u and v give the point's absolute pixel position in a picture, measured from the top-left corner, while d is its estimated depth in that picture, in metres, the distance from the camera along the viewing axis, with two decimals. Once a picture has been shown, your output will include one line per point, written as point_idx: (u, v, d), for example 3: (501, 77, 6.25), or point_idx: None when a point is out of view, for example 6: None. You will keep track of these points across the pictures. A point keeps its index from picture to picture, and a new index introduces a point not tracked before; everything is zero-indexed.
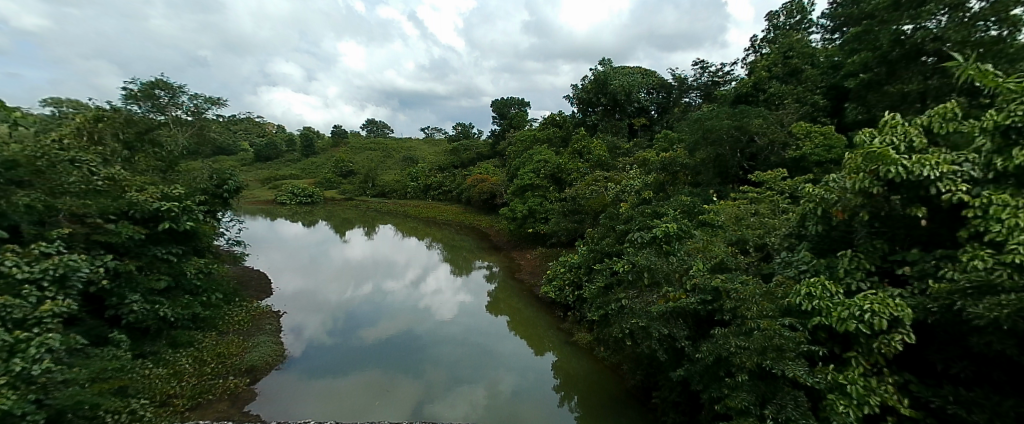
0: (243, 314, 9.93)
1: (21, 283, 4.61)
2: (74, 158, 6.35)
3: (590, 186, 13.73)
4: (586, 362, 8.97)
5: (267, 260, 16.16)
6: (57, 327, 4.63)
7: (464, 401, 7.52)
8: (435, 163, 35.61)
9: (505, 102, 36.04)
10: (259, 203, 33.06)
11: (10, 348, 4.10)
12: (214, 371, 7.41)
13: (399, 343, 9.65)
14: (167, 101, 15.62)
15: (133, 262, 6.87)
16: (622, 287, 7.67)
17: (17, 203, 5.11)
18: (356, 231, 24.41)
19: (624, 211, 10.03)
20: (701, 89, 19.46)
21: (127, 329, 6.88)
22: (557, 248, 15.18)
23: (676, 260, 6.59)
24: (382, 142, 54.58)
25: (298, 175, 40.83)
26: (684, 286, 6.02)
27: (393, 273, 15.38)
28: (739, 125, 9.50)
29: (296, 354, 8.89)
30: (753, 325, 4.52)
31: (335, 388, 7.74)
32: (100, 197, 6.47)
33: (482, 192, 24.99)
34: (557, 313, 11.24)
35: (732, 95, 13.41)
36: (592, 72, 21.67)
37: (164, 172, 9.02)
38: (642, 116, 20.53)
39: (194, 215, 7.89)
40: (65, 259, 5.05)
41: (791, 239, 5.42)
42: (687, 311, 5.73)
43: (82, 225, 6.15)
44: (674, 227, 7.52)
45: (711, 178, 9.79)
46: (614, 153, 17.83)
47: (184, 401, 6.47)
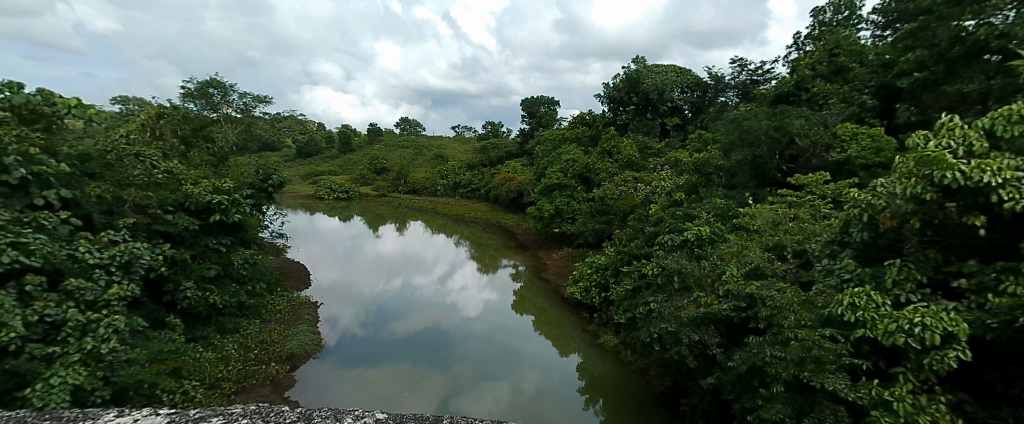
0: (284, 304, 10.37)
1: (93, 267, 4.93)
2: (138, 152, 6.83)
3: (620, 186, 13.52)
4: (611, 365, 8.88)
5: (305, 253, 16.82)
6: (123, 310, 4.93)
7: (489, 398, 7.59)
8: (465, 161, 35.91)
9: (535, 101, 36.20)
10: (300, 197, 34.45)
11: (82, 327, 4.40)
12: (258, 358, 7.75)
13: (427, 336, 9.84)
14: (220, 99, 16.49)
15: (187, 251, 7.30)
16: (651, 290, 7.56)
17: (91, 194, 5.55)
18: (388, 226, 24.91)
19: (654, 213, 9.87)
20: (738, 88, 18.82)
21: (182, 314, 7.29)
22: (584, 249, 15.09)
23: (708, 264, 6.44)
24: (414, 140, 55.50)
25: (335, 171, 42.16)
26: (717, 292, 5.96)
27: (421, 269, 15.64)
28: (779, 125, 9.09)
29: (331, 343, 9.22)
30: (791, 335, 4.42)
31: (368, 378, 7.99)
32: (161, 190, 6.89)
33: (510, 191, 25.06)
34: (582, 314, 11.18)
35: (772, 93, 13.00)
36: (624, 71, 21.29)
37: (215, 166, 9.53)
38: (675, 116, 20.08)
39: (241, 208, 8.31)
40: (129, 246, 5.37)
41: (834, 246, 5.22)
42: (719, 318, 5.63)
43: (144, 216, 6.57)
44: (706, 231, 7.37)
45: (747, 180, 9.55)
46: (645, 154, 17.46)
47: (231, 384, 6.80)
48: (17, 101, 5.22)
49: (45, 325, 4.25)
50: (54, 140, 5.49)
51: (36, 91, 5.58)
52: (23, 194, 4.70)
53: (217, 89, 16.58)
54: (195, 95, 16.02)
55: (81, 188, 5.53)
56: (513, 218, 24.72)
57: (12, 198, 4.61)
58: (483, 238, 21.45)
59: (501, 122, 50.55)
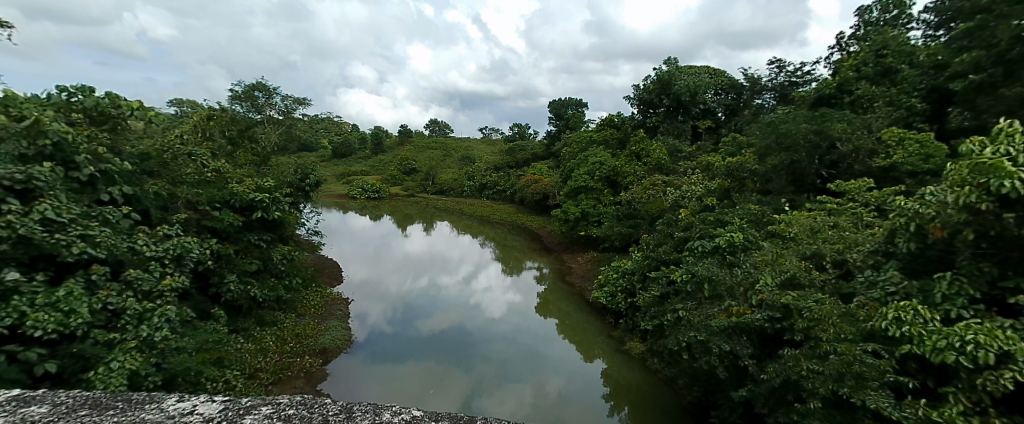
0: (318, 299, 10.73)
1: (148, 260, 5.26)
2: (191, 152, 7.27)
3: (648, 190, 13.28)
4: (637, 373, 8.76)
5: (337, 251, 17.32)
6: (173, 301, 5.20)
7: (512, 399, 7.63)
8: (492, 162, 36.16)
9: (563, 103, 36.18)
10: (334, 197, 35.59)
11: (140, 315, 4.63)
12: (294, 350, 8.05)
13: (452, 335, 9.98)
14: (264, 102, 17.27)
15: (231, 246, 7.66)
16: (680, 297, 7.45)
17: (149, 191, 5.94)
18: (415, 226, 25.35)
19: (684, 218, 9.66)
20: (777, 90, 17.72)
21: (226, 306, 7.66)
22: (610, 253, 14.95)
23: (741, 272, 6.27)
24: (442, 142, 56.31)
25: (367, 172, 43.27)
26: (749, 301, 5.82)
27: (447, 269, 15.85)
28: (818, 129, 8.65)
29: (361, 339, 9.49)
30: (829, 349, 4.29)
31: (395, 374, 8.18)
32: (210, 187, 7.27)
33: (535, 193, 25.04)
34: (608, 319, 11.06)
35: (812, 96, 12.54)
36: (655, 71, 20.88)
37: (259, 165, 9.99)
38: (708, 119, 19.61)
39: (281, 205, 8.63)
40: (181, 240, 5.69)
41: (878, 257, 4.99)
42: (752, 329, 5.50)
43: (195, 212, 6.97)
44: (740, 238, 7.15)
45: (784, 186, 9.17)
46: (674, 157, 16.93)
47: (268, 376, 7.09)
48: (88, 104, 5.64)
49: (108, 313, 4.46)
50: (119, 140, 5.91)
51: (104, 95, 5.97)
52: (91, 190, 5.05)
53: (262, 92, 17.37)
54: (242, 98, 16.84)
55: (140, 185, 5.90)
56: (539, 220, 24.71)
57: (82, 192, 4.94)
58: (508, 240, 21.55)
59: (527, 125, 50.72)
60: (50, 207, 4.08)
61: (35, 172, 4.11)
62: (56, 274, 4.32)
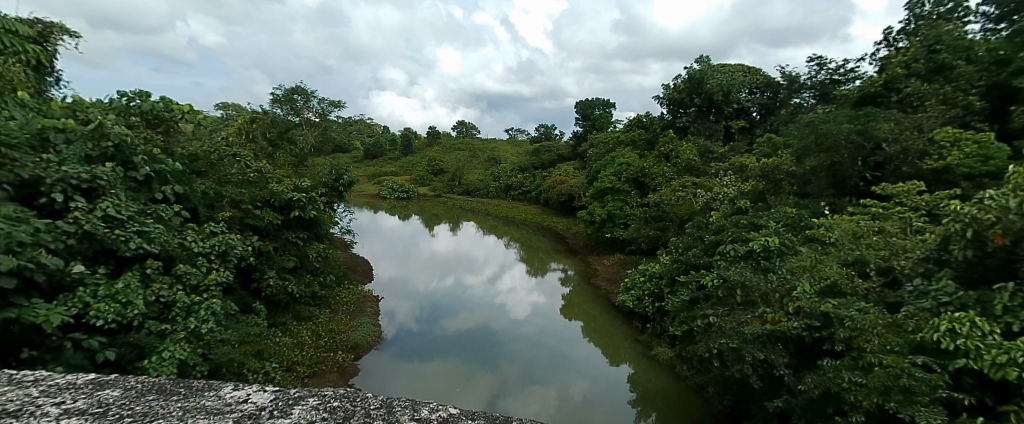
0: (350, 296, 11.00)
1: (196, 255, 5.53)
2: (235, 154, 7.66)
3: (677, 192, 12.95)
4: (664, 379, 8.56)
5: (368, 249, 17.74)
6: (217, 294, 5.44)
7: (536, 401, 7.61)
8: (518, 163, 36.23)
9: (590, 103, 35.91)
10: (365, 196, 36.63)
11: (188, 308, 4.88)
12: (327, 345, 8.29)
13: (477, 335, 10.04)
14: (302, 105, 18.00)
15: (271, 243, 7.98)
16: (710, 303, 7.26)
17: (198, 190, 6.26)
18: (442, 227, 25.66)
19: (715, 221, 9.37)
20: (815, 88, 15.74)
21: (265, 301, 7.97)
22: (637, 256, 14.70)
23: (776, 278, 6.05)
24: (469, 143, 56.85)
25: (397, 172, 44.25)
26: (786, 307, 5.61)
27: (473, 269, 15.97)
28: (862, 129, 7.94)
29: (389, 336, 9.68)
30: (874, 361, 4.07)
31: (422, 372, 8.30)
32: (252, 187, 7.62)
33: (561, 194, 24.84)
34: (634, 323, 10.87)
35: (857, 94, 11.94)
36: (687, 70, 20.53)
37: (297, 166, 10.38)
38: (741, 118, 18.65)
39: (317, 205, 8.87)
40: (226, 237, 5.96)
41: (928, 265, 4.67)
42: (788, 337, 5.31)
43: (238, 210, 7.32)
44: (775, 242, 6.77)
45: (823, 188, 8.54)
46: (705, 158, 16.13)
47: (304, 369, 7.31)
48: (145, 108, 6.00)
49: (160, 304, 4.70)
50: (172, 142, 6.28)
51: (159, 99, 6.33)
52: (147, 189, 5.37)
53: (301, 95, 18.12)
54: (282, 101, 17.57)
55: (190, 184, 6.22)
56: (564, 222, 24.56)
57: (139, 191, 5.24)
58: (532, 241, 21.52)
59: (554, 126, 50.56)
60: (111, 205, 4.35)
61: (99, 171, 4.39)
62: (115, 267, 4.60)
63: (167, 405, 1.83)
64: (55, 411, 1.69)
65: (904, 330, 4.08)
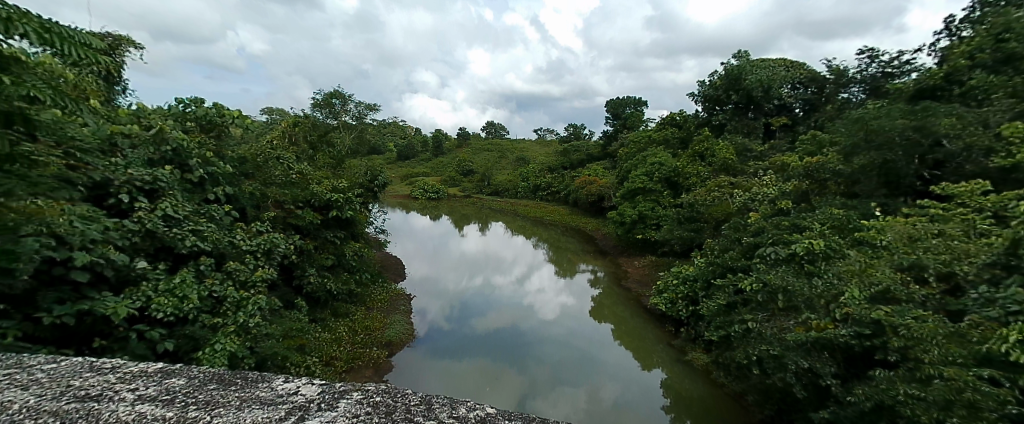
0: (385, 294, 11.27)
1: (244, 253, 5.82)
2: (279, 156, 8.02)
3: (713, 192, 12.53)
4: (699, 385, 8.31)
5: (400, 248, 18.13)
6: (263, 290, 5.70)
7: (566, 402, 7.55)
8: (546, 163, 36.11)
9: (621, 102, 35.45)
10: (398, 197, 37.50)
11: (238, 303, 5.13)
12: (363, 341, 8.52)
13: (507, 335, 10.08)
14: (340, 109, 18.72)
15: (311, 242, 8.29)
16: (748, 307, 7.00)
17: (245, 190, 6.59)
18: (471, 227, 25.86)
19: (754, 222, 9.00)
20: (867, 83, 14.42)
21: (306, 297, 8.27)
22: (670, 258, 14.34)
23: (821, 282, 5.76)
24: (499, 143, 57.15)
25: (428, 173, 45.03)
26: (832, 314, 5.35)
27: (502, 269, 16.04)
28: (920, 124, 7.18)
29: (421, 334, 9.86)
30: (934, 373, 3.79)
31: (453, 369, 8.41)
32: (294, 188, 7.96)
33: (590, 194, 24.53)
34: (667, 327, 10.60)
35: (913, 87, 11.17)
36: (724, 65, 19.85)
37: (335, 167, 10.74)
38: (783, 115, 17.69)
39: (354, 205, 9.12)
40: (270, 236, 6.25)
41: (997, 270, 4.30)
42: (835, 345, 5.06)
43: (282, 210, 7.65)
44: (820, 245, 6.42)
45: (874, 188, 7.83)
46: (742, 157, 15.34)
47: (342, 364, 7.54)
48: (200, 114, 6.36)
49: (212, 299, 4.96)
50: (223, 146, 6.65)
51: (212, 105, 6.70)
52: (201, 190, 5.68)
53: (339, 99, 18.80)
54: (322, 105, 18.30)
55: (239, 186, 6.56)
56: (593, 222, 24.27)
57: (194, 193, 5.56)
58: (560, 242, 21.39)
59: (584, 126, 50.15)
60: (170, 205, 4.65)
61: (158, 174, 4.68)
62: (173, 263, 4.88)
63: (211, 397, 1.57)
64: (91, 405, 1.43)
65: (967, 341, 3.79)
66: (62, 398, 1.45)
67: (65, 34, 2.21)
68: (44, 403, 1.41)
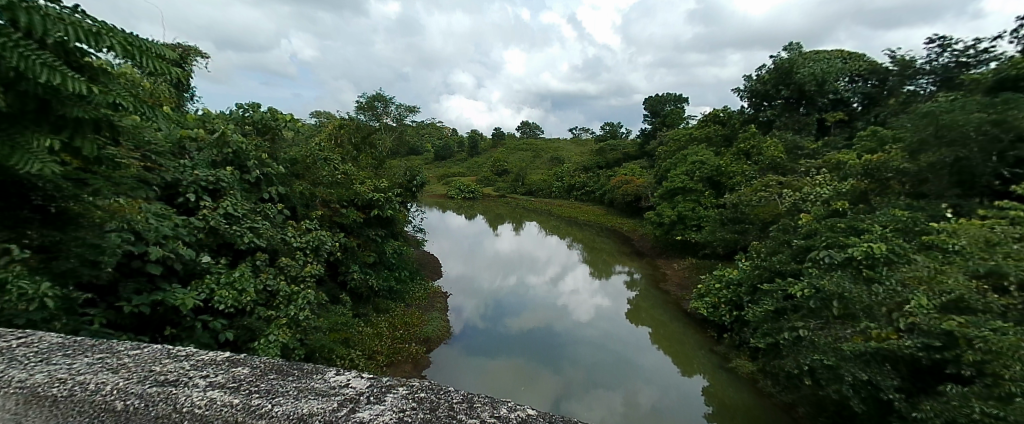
0: (423, 291, 11.51)
1: (295, 249, 6.12)
2: (326, 158, 8.39)
3: (760, 192, 11.95)
4: (745, 393, 7.94)
5: (437, 247, 18.45)
6: (312, 285, 5.97)
7: (602, 405, 7.44)
8: (581, 162, 35.71)
9: (660, 99, 34.57)
10: (435, 196, 38.20)
11: (289, 297, 5.40)
12: (403, 337, 8.73)
13: (542, 335, 10.05)
14: (382, 111, 19.41)
15: (355, 240, 8.59)
16: (799, 314, 6.64)
17: (295, 190, 6.94)
18: (506, 227, 25.93)
19: (805, 224, 8.49)
20: (937, 73, 13.03)
21: (351, 293, 8.59)
22: (712, 260, 13.82)
23: (882, 289, 5.38)
24: (535, 143, 57.07)
25: (463, 173, 45.64)
26: (895, 324, 4.97)
27: (536, 269, 16.02)
28: (998, 118, 6.44)
29: (457, 331, 10.01)
30: (1014, 390, 3.46)
31: (488, 368, 8.49)
32: (339, 188, 8.29)
33: (627, 194, 24.04)
34: (708, 332, 10.20)
35: (991, 78, 10.16)
36: (774, 59, 18.87)
37: (377, 168, 11.10)
38: (839, 110, 16.55)
39: (394, 205, 9.38)
40: (318, 234, 6.54)
41: None
42: (899, 356, 4.71)
43: (328, 209, 7.99)
44: (882, 249, 5.96)
45: (944, 188, 7.11)
46: (792, 156, 14.24)
47: (383, 358, 7.75)
48: (256, 118, 6.77)
49: (266, 292, 5.22)
50: (276, 148, 7.03)
51: (267, 110, 7.11)
52: (257, 190, 6.03)
53: (381, 102, 19.49)
54: (365, 108, 19.01)
55: (290, 185, 6.92)
56: (630, 223, 23.78)
57: (251, 192, 5.91)
58: (596, 242, 21.11)
59: (620, 125, 49.28)
60: (231, 204, 4.97)
61: (221, 175, 5.01)
62: (233, 258, 5.21)
63: (272, 385, 1.54)
64: (167, 390, 1.41)
65: None
66: (144, 383, 1.43)
67: (142, 46, 2.40)
68: (129, 387, 1.39)
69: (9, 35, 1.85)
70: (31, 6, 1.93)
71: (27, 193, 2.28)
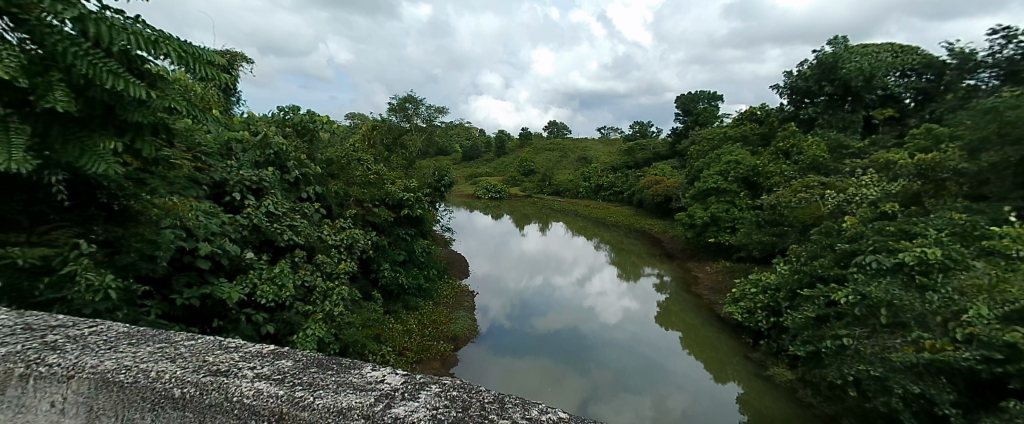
0: (450, 290, 11.64)
1: (330, 247, 6.30)
2: (359, 158, 8.61)
3: (799, 193, 11.45)
4: (782, 403, 7.62)
5: (465, 246, 18.61)
6: (345, 282, 6.13)
7: (630, 409, 7.32)
8: (609, 162, 35.22)
9: (693, 97, 33.72)
10: (463, 196, 38.49)
11: (325, 292, 5.55)
12: (432, 335, 8.85)
13: (569, 336, 9.98)
14: (413, 113, 19.77)
15: (386, 238, 8.77)
16: (843, 321, 6.31)
17: (331, 190, 7.15)
18: (533, 227, 25.82)
19: (850, 227, 8.07)
20: (1001, 67, 12.08)
21: (382, 290, 8.78)
22: (747, 263, 13.34)
23: (937, 297, 5.04)
24: (563, 143, 56.72)
25: (491, 173, 45.80)
26: (951, 334, 4.64)
27: (563, 270, 15.92)
28: None
29: (484, 330, 10.07)
30: None
31: (515, 368, 8.50)
32: (372, 188, 8.49)
33: (657, 195, 23.53)
34: (743, 338, 9.85)
35: None
36: (817, 53, 18.05)
37: (407, 168, 11.31)
38: (889, 107, 15.65)
39: (424, 204, 9.53)
40: (351, 232, 6.70)
41: None
42: (955, 369, 4.41)
43: (361, 208, 8.19)
44: (937, 254, 5.52)
45: (1008, 190, 6.56)
46: (836, 155, 13.47)
47: (412, 355, 7.87)
48: (295, 120, 7.03)
49: (304, 288, 5.40)
50: (313, 148, 7.28)
51: (306, 112, 7.37)
52: (296, 189, 6.26)
53: (412, 103, 19.84)
54: (397, 109, 19.42)
55: (326, 185, 7.14)
56: (659, 224, 23.27)
57: (290, 191, 6.14)
58: (624, 243, 20.78)
59: (650, 124, 48.34)
60: (272, 203, 5.18)
61: (263, 175, 5.23)
62: (273, 255, 5.41)
63: (313, 378, 1.60)
64: (219, 380, 1.47)
65: None
66: (199, 373, 1.50)
67: (195, 54, 2.54)
68: (185, 376, 1.47)
69: (79, 44, 1.99)
70: (99, 18, 2.07)
71: (94, 192, 2.55)
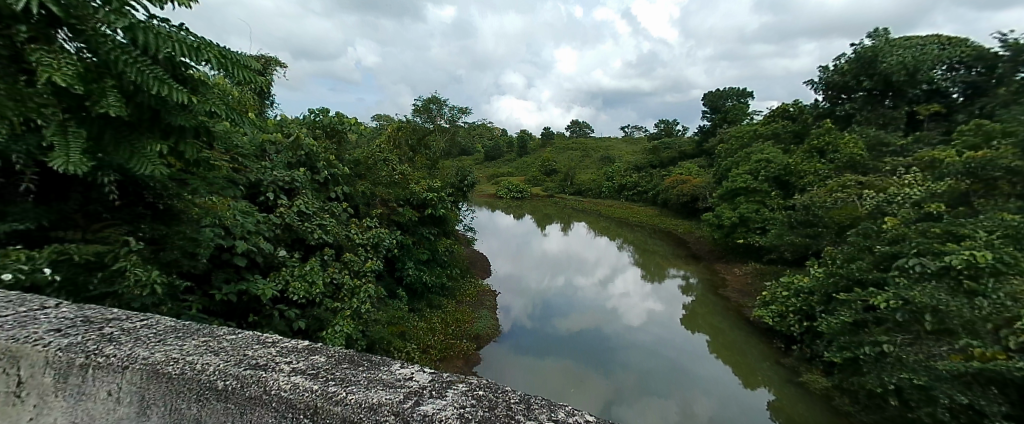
0: (472, 289, 11.70)
1: (357, 246, 6.42)
2: (385, 159, 8.77)
3: (834, 193, 11.02)
4: (816, 410, 7.35)
5: (487, 246, 18.68)
6: (371, 280, 6.25)
7: (655, 413, 7.20)
8: (632, 162, 34.71)
9: (721, 94, 32.89)
10: (485, 196, 38.59)
11: (353, 290, 5.66)
12: (454, 333, 8.91)
13: (593, 338, 9.90)
14: (436, 113, 19.98)
15: (410, 237, 8.90)
16: (882, 326, 6.02)
17: (358, 190, 7.31)
18: (555, 227, 25.65)
19: (889, 229, 7.71)
20: None
21: (406, 288, 8.90)
22: (778, 266, 12.92)
23: (986, 303, 4.76)
24: (586, 142, 56.24)
25: (513, 173, 45.80)
26: (1004, 342, 4.37)
27: (585, 270, 15.79)
28: None
29: (507, 330, 10.09)
30: None
31: (537, 368, 8.49)
32: (396, 188, 8.63)
33: (683, 195, 23.05)
34: (774, 343, 9.55)
35: None
36: (855, 47, 17.33)
37: (430, 168, 11.44)
38: (934, 102, 14.85)
39: (447, 204, 9.62)
40: (377, 231, 6.82)
41: None
42: (1007, 379, 4.15)
43: (387, 208, 8.34)
44: (989, 257, 5.20)
45: None
46: (875, 153, 12.85)
47: (436, 353, 7.91)
48: (324, 122, 7.22)
49: (333, 285, 5.53)
50: (340, 149, 7.45)
51: (334, 114, 7.56)
52: (325, 189, 6.42)
53: (436, 104, 20.06)
54: (421, 110, 19.66)
55: (353, 185, 7.30)
56: (684, 225, 22.79)
57: (319, 191, 6.31)
58: (648, 244, 20.46)
59: (675, 122, 47.43)
60: (302, 202, 5.34)
61: (294, 175, 5.39)
62: (304, 253, 5.56)
63: (346, 374, 1.64)
64: (259, 373, 1.53)
65: None
66: (240, 366, 1.56)
67: (233, 59, 2.65)
68: (228, 369, 1.53)
69: (129, 53, 2.11)
70: (146, 26, 2.18)
71: (141, 192, 2.68)
